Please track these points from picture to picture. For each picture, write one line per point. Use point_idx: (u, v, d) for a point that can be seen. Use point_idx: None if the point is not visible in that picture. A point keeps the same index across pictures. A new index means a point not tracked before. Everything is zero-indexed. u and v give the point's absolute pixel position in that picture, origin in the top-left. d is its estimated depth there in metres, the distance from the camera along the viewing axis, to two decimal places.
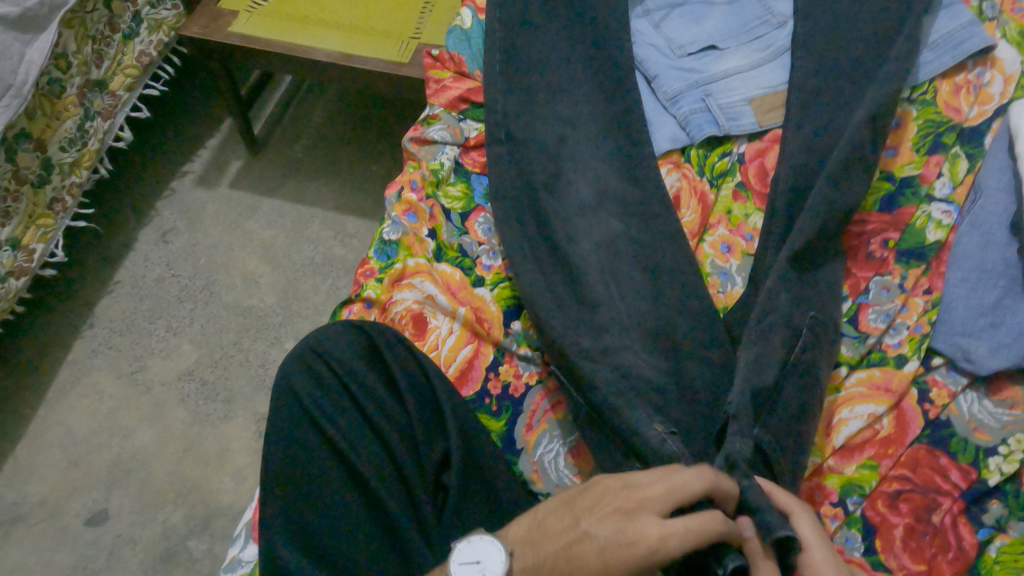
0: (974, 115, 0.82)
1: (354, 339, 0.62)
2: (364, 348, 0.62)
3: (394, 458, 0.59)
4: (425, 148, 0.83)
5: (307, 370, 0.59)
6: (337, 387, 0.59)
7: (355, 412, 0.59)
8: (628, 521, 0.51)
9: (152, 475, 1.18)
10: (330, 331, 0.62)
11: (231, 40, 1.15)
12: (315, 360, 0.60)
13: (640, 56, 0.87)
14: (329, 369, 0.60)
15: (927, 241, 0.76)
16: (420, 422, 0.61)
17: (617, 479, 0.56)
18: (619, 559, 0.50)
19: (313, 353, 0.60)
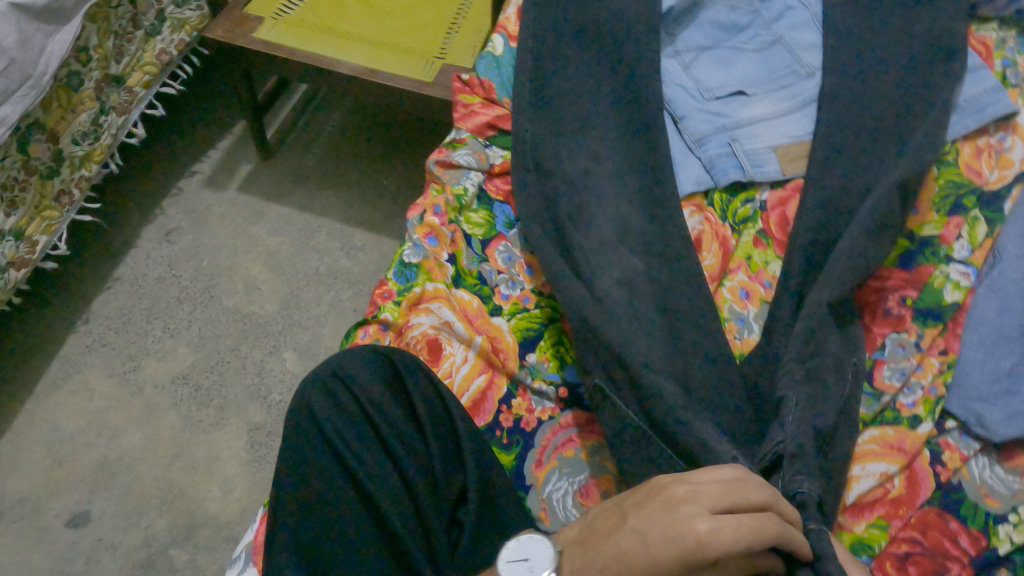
0: (994, 178, 0.83)
1: (376, 363, 0.61)
2: (387, 373, 0.61)
3: (410, 487, 0.57)
4: (449, 172, 0.82)
5: (326, 393, 0.58)
6: (356, 411, 0.58)
7: (374, 439, 0.58)
8: (671, 511, 0.52)
9: (138, 479, 1.16)
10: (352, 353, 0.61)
11: (255, 46, 1.14)
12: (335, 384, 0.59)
13: (669, 95, 0.88)
14: (349, 392, 0.59)
15: (944, 301, 0.76)
16: (439, 453, 0.60)
17: (669, 476, 0.56)
18: (665, 553, 0.50)
19: (335, 375, 0.59)
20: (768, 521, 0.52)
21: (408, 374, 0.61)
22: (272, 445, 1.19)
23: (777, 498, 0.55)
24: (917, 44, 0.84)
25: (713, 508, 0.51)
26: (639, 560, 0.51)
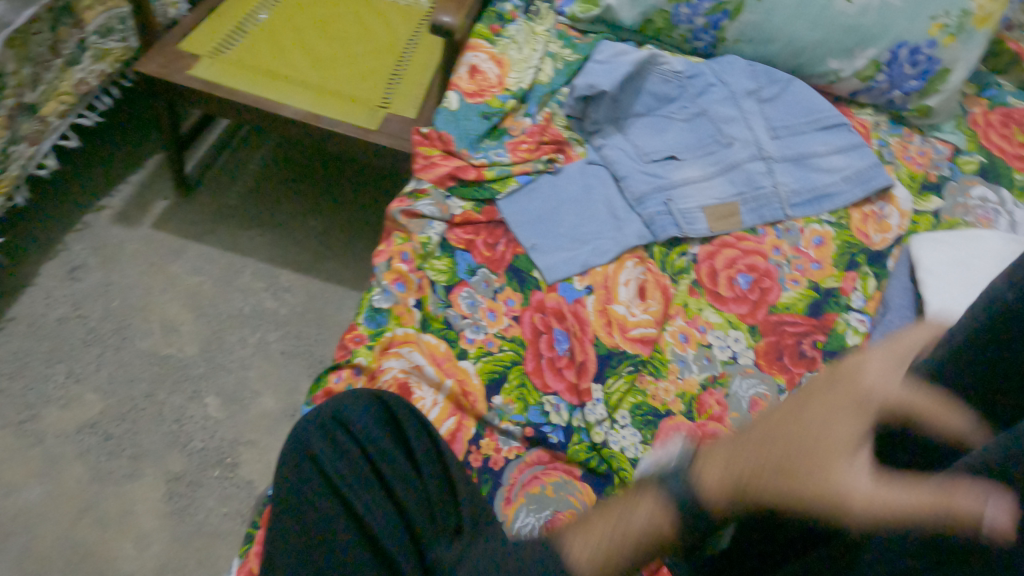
0: (878, 240, 0.98)
1: (365, 398, 0.64)
2: (380, 412, 0.64)
3: (412, 530, 0.59)
4: (414, 221, 0.85)
5: (325, 434, 0.61)
6: (354, 449, 0.60)
7: (377, 484, 0.59)
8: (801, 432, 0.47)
9: (37, 539, 1.05)
10: (347, 398, 0.64)
11: (192, 83, 1.12)
12: (334, 425, 0.62)
13: (607, 155, 0.97)
14: (346, 431, 0.62)
15: (847, 344, 0.88)
16: (433, 486, 0.62)
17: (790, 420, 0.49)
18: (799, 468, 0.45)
19: (327, 415, 0.62)
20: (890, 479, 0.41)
21: (403, 414, 0.64)
22: (194, 495, 1.13)
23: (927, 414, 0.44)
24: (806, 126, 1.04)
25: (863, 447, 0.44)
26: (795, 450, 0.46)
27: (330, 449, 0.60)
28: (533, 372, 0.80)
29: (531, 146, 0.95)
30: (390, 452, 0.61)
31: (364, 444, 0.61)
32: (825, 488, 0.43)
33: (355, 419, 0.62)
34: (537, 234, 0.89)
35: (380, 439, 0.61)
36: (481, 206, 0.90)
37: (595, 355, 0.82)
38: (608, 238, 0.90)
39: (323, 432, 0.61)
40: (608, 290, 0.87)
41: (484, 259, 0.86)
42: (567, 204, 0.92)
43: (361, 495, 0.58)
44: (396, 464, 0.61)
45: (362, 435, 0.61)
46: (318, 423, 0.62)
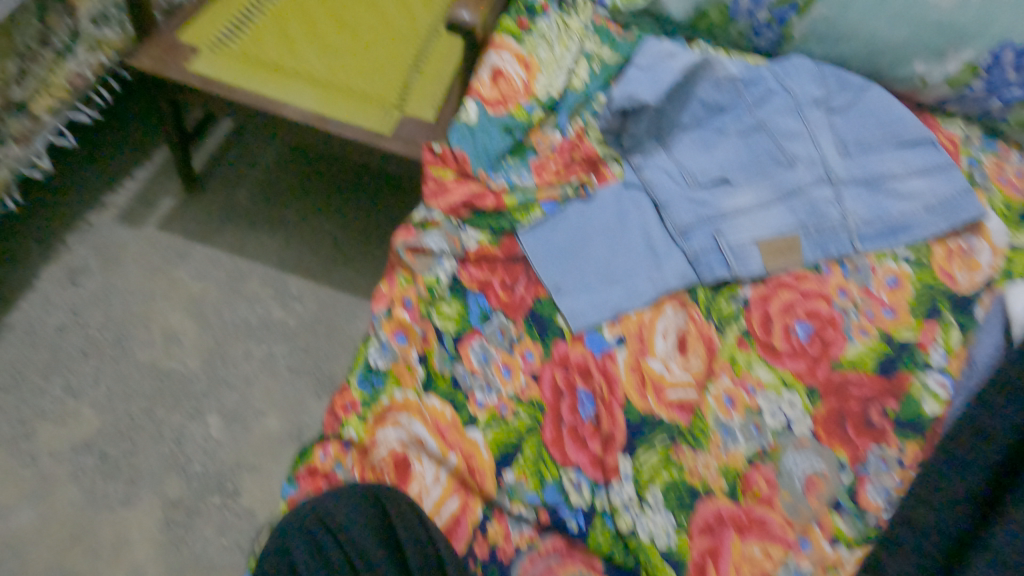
0: (965, 282, 0.84)
1: (360, 501, 0.58)
2: (376, 517, 0.57)
3: None
4: (420, 258, 0.75)
5: (311, 547, 0.54)
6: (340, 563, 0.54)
7: None
8: None
9: (28, 567, 1.00)
10: (338, 500, 0.58)
11: (190, 80, 1.02)
12: (321, 536, 0.55)
13: (647, 176, 0.84)
14: (333, 540, 0.55)
15: (922, 412, 0.76)
16: None
17: None
18: None
19: (314, 520, 0.56)
20: None
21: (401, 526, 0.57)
22: (192, 524, 1.06)
23: None
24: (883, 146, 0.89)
25: None
26: None
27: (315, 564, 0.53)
28: (552, 443, 0.69)
29: (560, 167, 0.83)
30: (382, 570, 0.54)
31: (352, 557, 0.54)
32: None
33: (345, 528, 0.56)
34: (563, 272, 0.77)
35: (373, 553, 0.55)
36: (500, 237, 0.78)
37: (625, 423, 0.70)
38: (644, 278, 0.78)
39: (308, 543, 0.54)
40: (642, 342, 0.75)
41: (500, 303, 0.74)
42: (599, 235, 0.80)
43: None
44: None
45: (352, 547, 0.55)
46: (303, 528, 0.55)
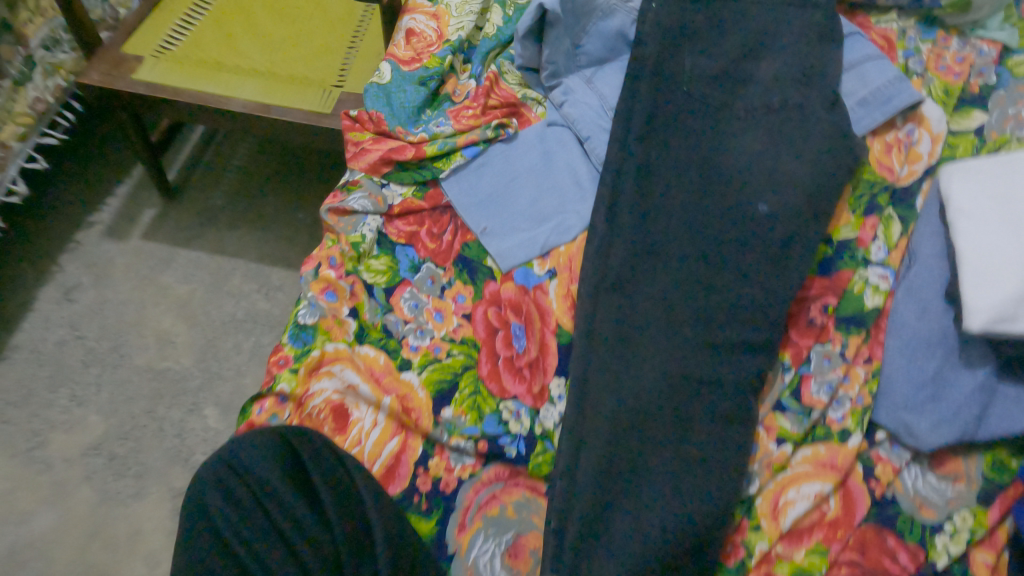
0: (905, 174, 0.82)
1: (266, 438, 0.60)
2: (284, 450, 0.60)
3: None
4: (344, 220, 0.77)
5: (219, 486, 0.58)
6: (248, 500, 0.57)
7: (270, 532, 0.55)
8: None
9: (53, 565, 1.07)
10: (247, 441, 0.60)
11: (136, 88, 1.06)
12: (229, 475, 0.58)
13: (568, 112, 0.83)
14: (244, 484, 0.58)
15: (865, 307, 0.74)
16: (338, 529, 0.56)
17: None
18: None
19: (227, 465, 0.59)
20: None
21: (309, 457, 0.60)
22: None
23: None
24: (811, 49, 0.82)
25: None
26: None
27: (225, 505, 0.56)
28: (488, 376, 0.71)
29: (477, 110, 0.82)
30: (289, 503, 0.57)
31: (259, 490, 0.58)
32: None
33: (253, 467, 0.59)
34: (489, 215, 0.78)
35: (280, 488, 0.57)
36: (425, 190, 0.80)
37: (557, 348, 0.73)
38: (572, 212, 0.78)
39: (217, 483, 0.58)
40: (574, 272, 0.75)
41: (429, 252, 0.76)
42: (523, 175, 0.81)
43: (259, 552, 0.54)
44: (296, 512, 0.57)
45: (259, 483, 0.58)
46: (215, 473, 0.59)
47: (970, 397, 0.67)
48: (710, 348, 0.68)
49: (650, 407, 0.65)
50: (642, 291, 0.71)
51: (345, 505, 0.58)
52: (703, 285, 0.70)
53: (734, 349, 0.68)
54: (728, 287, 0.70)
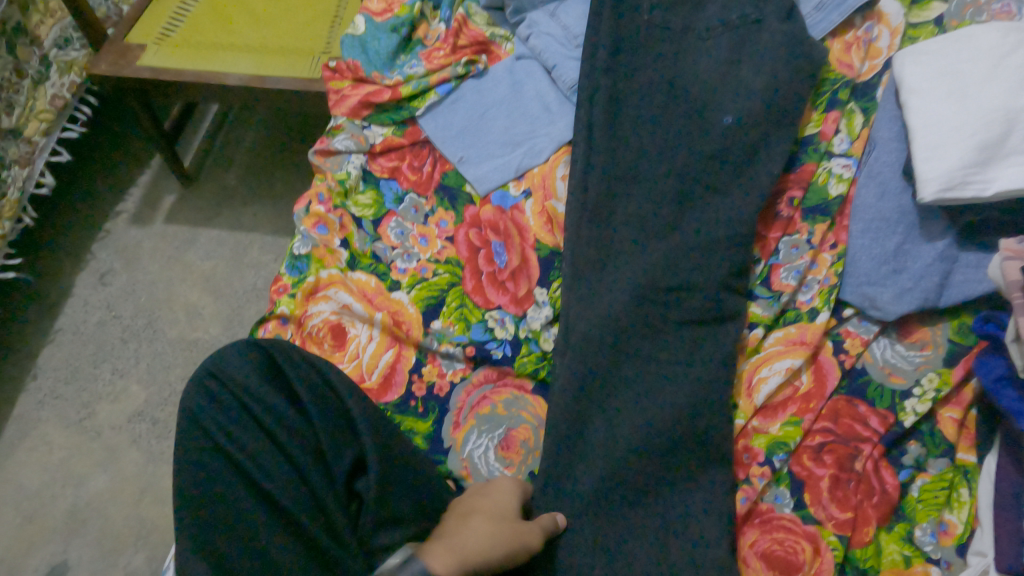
0: (866, 70, 0.84)
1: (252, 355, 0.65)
2: (267, 367, 0.65)
3: (299, 469, 0.60)
4: (330, 159, 0.84)
5: (208, 399, 0.62)
6: (236, 410, 0.61)
7: (261, 433, 0.60)
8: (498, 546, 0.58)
9: (110, 520, 1.17)
10: (231, 360, 0.65)
11: (141, 74, 1.14)
12: (217, 387, 0.62)
13: (534, 45, 0.87)
14: (227, 389, 0.63)
15: (830, 196, 0.77)
16: (324, 430, 0.62)
17: (512, 532, 0.60)
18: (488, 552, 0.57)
19: (215, 380, 0.63)
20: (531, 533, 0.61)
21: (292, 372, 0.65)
22: None
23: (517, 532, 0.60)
24: None
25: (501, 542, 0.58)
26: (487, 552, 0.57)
27: (217, 414, 0.61)
28: (473, 290, 0.76)
29: (448, 52, 0.88)
30: (275, 411, 0.62)
31: (245, 400, 0.62)
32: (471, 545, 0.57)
33: (240, 380, 0.63)
34: (465, 145, 0.83)
35: (267, 398, 0.62)
36: (404, 128, 0.85)
37: (538, 260, 0.77)
38: (543, 135, 0.83)
39: (206, 396, 0.62)
40: (548, 190, 0.80)
41: (411, 184, 0.82)
42: (496, 107, 0.86)
43: (252, 452, 0.59)
44: (282, 414, 0.62)
45: (244, 395, 0.62)
46: (200, 388, 0.62)
47: (931, 267, 0.70)
48: (676, 253, 0.73)
49: (616, 308, 0.71)
50: (610, 209, 0.77)
51: (330, 412, 0.64)
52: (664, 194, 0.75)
53: (692, 250, 0.73)
54: (697, 204, 0.75)
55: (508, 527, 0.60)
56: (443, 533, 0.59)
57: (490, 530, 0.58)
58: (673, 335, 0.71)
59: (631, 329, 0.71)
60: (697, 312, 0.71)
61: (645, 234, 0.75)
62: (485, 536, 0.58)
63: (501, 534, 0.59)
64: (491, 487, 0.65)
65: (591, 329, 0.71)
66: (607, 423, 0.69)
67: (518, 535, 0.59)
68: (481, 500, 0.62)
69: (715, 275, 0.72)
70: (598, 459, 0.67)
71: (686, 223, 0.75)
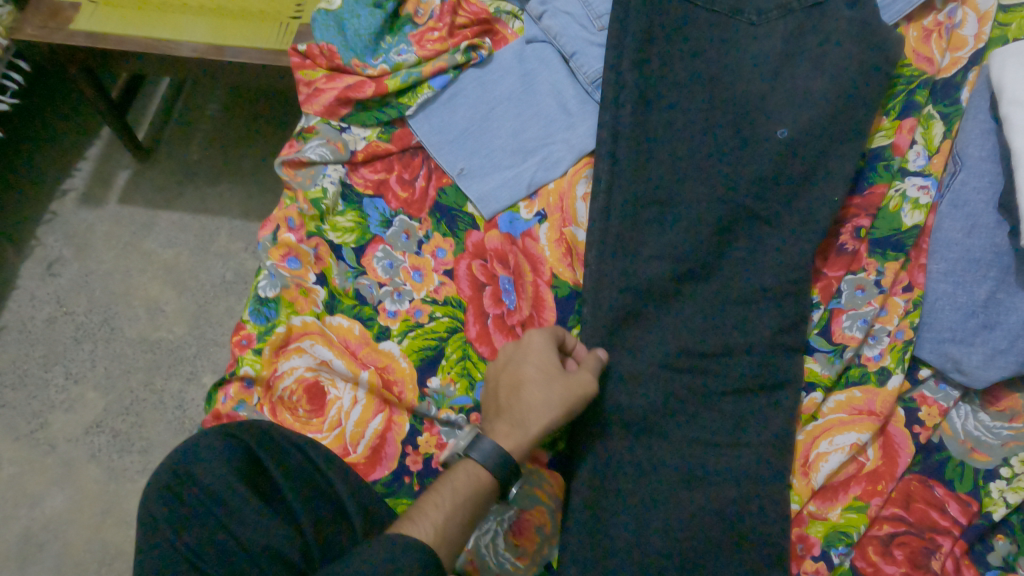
0: (947, 64, 0.69)
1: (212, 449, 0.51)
2: (234, 451, 0.51)
3: None
4: (302, 171, 0.69)
5: (166, 500, 0.49)
6: None
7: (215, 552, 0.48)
8: (542, 393, 0.54)
9: (69, 545, 1.05)
10: (188, 446, 0.51)
11: (76, 41, 0.96)
12: (178, 485, 0.49)
13: (548, 25, 0.71)
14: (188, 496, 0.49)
15: (903, 226, 0.64)
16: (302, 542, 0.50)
17: (556, 377, 0.55)
18: (529, 406, 0.54)
19: (172, 475, 0.50)
20: (580, 373, 0.55)
21: (267, 459, 0.53)
22: None
23: (563, 378, 0.55)
24: None
25: (539, 385, 0.54)
26: (529, 403, 0.54)
27: (175, 520, 0.47)
28: (478, 339, 0.63)
29: (444, 32, 0.71)
30: (246, 518, 0.49)
31: (213, 502, 0.49)
32: (513, 403, 0.55)
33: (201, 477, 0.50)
34: (465, 153, 0.69)
35: (235, 497, 0.50)
36: (391, 130, 0.71)
37: (556, 301, 0.64)
38: (559, 142, 0.68)
39: (165, 495, 0.49)
40: (566, 214, 0.66)
41: (401, 203, 0.68)
42: (502, 104, 0.71)
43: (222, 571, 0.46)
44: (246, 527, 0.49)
45: (209, 494, 0.49)
46: (156, 485, 0.49)
47: None
48: (725, 303, 0.61)
49: (654, 369, 0.60)
50: (646, 241, 0.63)
51: (305, 516, 0.51)
52: (708, 228, 0.62)
53: (738, 305, 0.61)
54: (750, 240, 0.63)
55: (547, 368, 0.55)
56: (501, 409, 0.56)
57: (543, 399, 0.54)
58: (719, 402, 0.60)
59: (665, 396, 0.60)
60: (748, 377, 0.60)
61: (690, 275, 0.62)
62: (525, 389, 0.55)
63: (539, 379, 0.55)
64: (534, 337, 0.57)
65: (628, 398, 0.59)
66: (640, 509, 0.57)
67: (574, 388, 0.54)
68: (523, 360, 0.56)
69: (773, 333, 0.60)
70: (625, 559, 0.56)
71: (735, 265, 0.62)
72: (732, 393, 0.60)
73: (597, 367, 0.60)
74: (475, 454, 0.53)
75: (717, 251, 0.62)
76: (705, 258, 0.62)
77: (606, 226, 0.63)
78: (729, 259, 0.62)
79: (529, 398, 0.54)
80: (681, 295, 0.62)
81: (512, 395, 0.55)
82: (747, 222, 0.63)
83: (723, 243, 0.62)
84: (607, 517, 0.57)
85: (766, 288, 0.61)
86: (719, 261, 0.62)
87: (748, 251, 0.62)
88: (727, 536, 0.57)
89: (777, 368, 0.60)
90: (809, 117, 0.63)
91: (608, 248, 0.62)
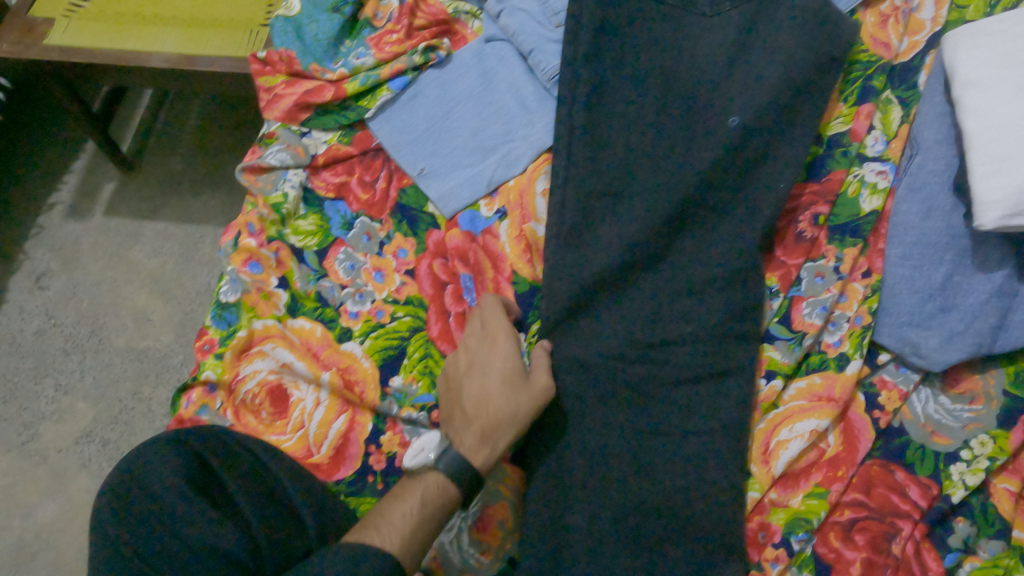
0: (904, 49, 0.68)
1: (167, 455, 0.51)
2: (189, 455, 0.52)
3: None
4: (263, 177, 0.70)
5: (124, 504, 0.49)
6: None
7: None
8: (506, 404, 0.55)
9: (61, 554, 1.07)
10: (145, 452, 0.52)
11: (50, 56, 0.97)
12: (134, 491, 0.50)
13: (506, 23, 0.71)
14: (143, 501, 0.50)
15: (861, 212, 0.64)
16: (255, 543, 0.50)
17: (518, 384, 0.56)
18: (495, 416, 0.55)
19: (125, 482, 0.50)
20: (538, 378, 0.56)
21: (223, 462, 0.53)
22: None
23: (524, 386, 0.56)
24: None
25: (502, 395, 0.55)
26: (493, 414, 0.55)
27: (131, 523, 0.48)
28: (439, 337, 0.63)
29: (403, 36, 0.72)
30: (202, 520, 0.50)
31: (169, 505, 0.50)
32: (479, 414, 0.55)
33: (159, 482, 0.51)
34: (427, 154, 0.70)
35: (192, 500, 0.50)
36: (352, 133, 0.72)
37: (515, 297, 0.64)
38: (519, 139, 0.69)
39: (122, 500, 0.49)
40: (526, 210, 0.66)
41: (361, 205, 0.69)
42: (462, 104, 0.71)
43: None
44: None
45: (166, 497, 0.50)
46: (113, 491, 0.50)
47: (986, 305, 0.59)
48: (682, 294, 0.61)
49: (612, 362, 0.60)
50: (601, 235, 0.63)
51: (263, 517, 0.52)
52: (663, 220, 0.62)
53: (695, 296, 0.61)
54: (706, 230, 0.63)
55: (508, 376, 0.56)
56: (468, 419, 0.56)
57: (508, 409, 0.55)
58: (678, 393, 0.60)
59: (623, 388, 0.60)
60: (706, 367, 0.60)
61: (646, 268, 0.62)
62: (490, 399, 0.55)
63: (501, 388, 0.55)
64: (495, 345, 0.57)
65: (586, 392, 0.60)
66: (600, 502, 0.58)
67: (536, 393, 0.56)
68: (487, 367, 0.57)
69: (730, 323, 0.60)
70: (585, 549, 0.57)
71: (691, 255, 0.62)
72: (690, 383, 0.60)
73: (555, 361, 0.60)
74: (443, 465, 0.54)
75: (673, 243, 0.63)
76: (662, 251, 0.62)
77: (563, 221, 0.63)
78: (685, 251, 0.63)
79: (494, 409, 0.55)
80: (638, 287, 0.62)
81: (477, 405, 0.56)
82: (703, 214, 0.63)
83: (678, 234, 0.63)
84: (567, 510, 0.58)
85: (722, 278, 0.61)
86: (675, 252, 0.63)
87: (704, 242, 0.62)
88: (688, 526, 0.57)
89: (735, 356, 0.60)
90: (763, 105, 0.63)
91: (565, 244, 0.63)
